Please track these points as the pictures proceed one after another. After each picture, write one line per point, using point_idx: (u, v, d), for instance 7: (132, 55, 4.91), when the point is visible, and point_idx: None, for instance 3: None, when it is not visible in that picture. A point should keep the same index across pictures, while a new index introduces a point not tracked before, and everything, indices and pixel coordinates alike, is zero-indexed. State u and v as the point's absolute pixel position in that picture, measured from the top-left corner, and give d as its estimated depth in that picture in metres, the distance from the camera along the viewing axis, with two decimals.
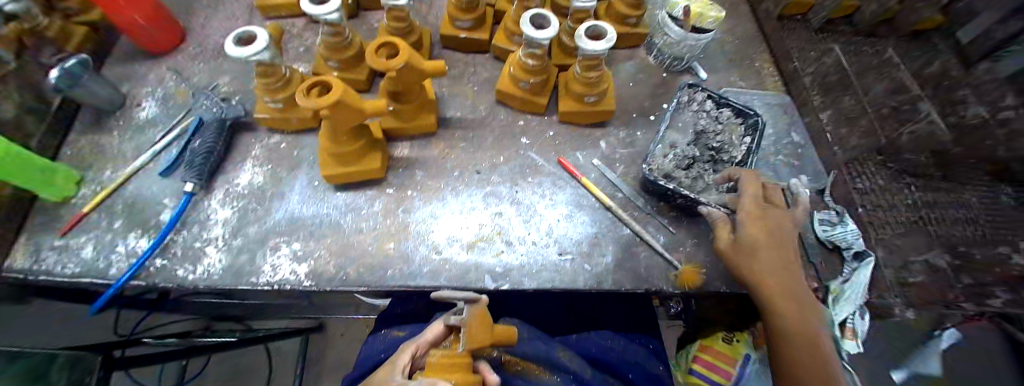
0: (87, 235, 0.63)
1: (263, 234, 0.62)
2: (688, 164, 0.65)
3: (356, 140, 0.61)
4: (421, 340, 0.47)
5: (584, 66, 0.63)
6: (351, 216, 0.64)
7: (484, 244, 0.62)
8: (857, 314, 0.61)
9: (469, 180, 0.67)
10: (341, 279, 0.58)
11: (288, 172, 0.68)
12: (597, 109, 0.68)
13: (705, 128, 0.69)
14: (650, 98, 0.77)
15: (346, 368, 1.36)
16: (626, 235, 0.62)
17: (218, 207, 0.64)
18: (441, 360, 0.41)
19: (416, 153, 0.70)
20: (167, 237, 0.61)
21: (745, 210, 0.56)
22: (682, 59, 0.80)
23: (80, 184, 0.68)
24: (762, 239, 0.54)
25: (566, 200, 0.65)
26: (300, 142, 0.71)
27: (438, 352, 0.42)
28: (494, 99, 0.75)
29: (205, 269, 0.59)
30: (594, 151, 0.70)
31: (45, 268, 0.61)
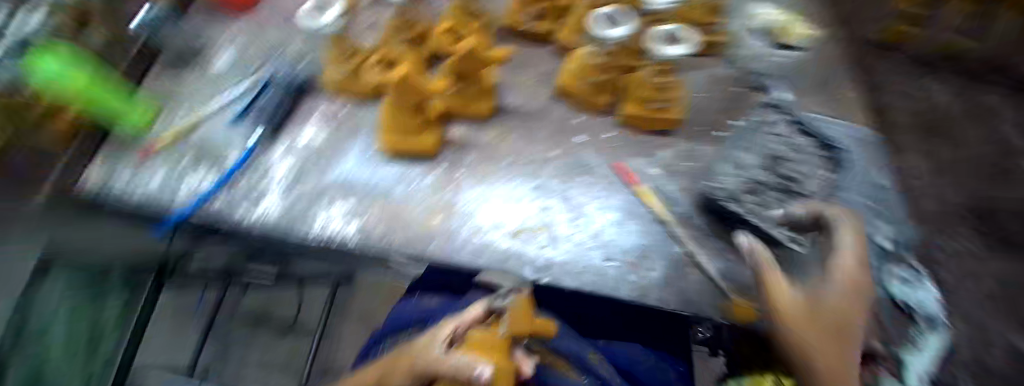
0: (159, 165, 0.67)
1: (319, 189, 0.63)
2: (755, 188, 0.59)
3: (416, 115, 0.64)
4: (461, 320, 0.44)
5: (652, 73, 0.67)
6: (403, 186, 0.64)
7: (528, 235, 0.60)
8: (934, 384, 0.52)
9: (518, 169, 0.66)
10: (385, 243, 0.59)
11: (349, 135, 0.69)
12: (655, 116, 0.66)
13: (781, 152, 0.63)
14: (719, 112, 0.73)
15: None
16: (675, 254, 0.58)
17: (281, 158, 0.67)
18: (481, 340, 0.40)
19: (469, 135, 0.69)
20: (232, 179, 0.65)
21: (842, 266, 0.41)
22: (758, 78, 0.74)
23: (151, 125, 0.73)
24: (846, 305, 0.39)
25: (617, 206, 0.63)
26: (361, 107, 0.72)
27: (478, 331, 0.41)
28: (553, 94, 0.73)
29: (263, 213, 0.61)
30: (652, 160, 0.67)
31: (118, 189, 0.65)
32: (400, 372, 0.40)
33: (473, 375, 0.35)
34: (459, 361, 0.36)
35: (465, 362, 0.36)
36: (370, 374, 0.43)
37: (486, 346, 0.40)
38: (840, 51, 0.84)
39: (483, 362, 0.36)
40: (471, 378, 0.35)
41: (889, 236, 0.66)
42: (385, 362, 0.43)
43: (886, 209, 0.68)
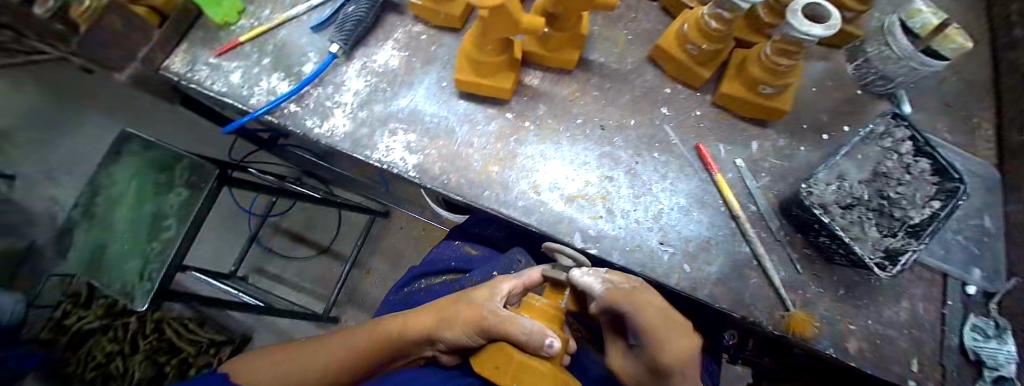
0: (239, 62, 0.69)
1: (385, 116, 0.63)
2: (850, 204, 0.55)
3: (499, 53, 0.57)
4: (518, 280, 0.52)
5: (778, 49, 0.53)
6: (467, 127, 0.62)
7: (585, 202, 0.58)
8: None
9: (589, 133, 0.62)
10: (442, 182, 0.59)
11: (423, 65, 0.67)
12: (766, 104, 0.58)
13: (887, 172, 0.57)
14: (828, 112, 0.65)
15: (399, 255, 1.49)
16: (742, 254, 0.57)
17: (353, 77, 0.66)
18: (543, 310, 0.47)
19: (546, 86, 0.64)
20: (305, 89, 0.64)
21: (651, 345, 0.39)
22: (889, 81, 0.64)
23: (242, 15, 0.73)
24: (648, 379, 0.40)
25: (687, 191, 0.59)
26: (440, 38, 0.69)
27: (541, 300, 0.48)
28: (646, 56, 0.66)
29: (330, 127, 0.62)
30: (740, 149, 0.61)
31: (198, 78, 0.68)
32: (467, 320, 0.47)
33: (542, 344, 0.41)
34: (528, 327, 0.42)
35: (536, 331, 0.41)
36: (432, 314, 0.51)
37: (546, 316, 0.47)
38: (980, 75, 0.74)
39: (551, 333, 0.42)
40: (540, 347, 0.41)
41: (980, 286, 0.61)
42: (448, 303, 0.51)
43: (980, 255, 0.63)
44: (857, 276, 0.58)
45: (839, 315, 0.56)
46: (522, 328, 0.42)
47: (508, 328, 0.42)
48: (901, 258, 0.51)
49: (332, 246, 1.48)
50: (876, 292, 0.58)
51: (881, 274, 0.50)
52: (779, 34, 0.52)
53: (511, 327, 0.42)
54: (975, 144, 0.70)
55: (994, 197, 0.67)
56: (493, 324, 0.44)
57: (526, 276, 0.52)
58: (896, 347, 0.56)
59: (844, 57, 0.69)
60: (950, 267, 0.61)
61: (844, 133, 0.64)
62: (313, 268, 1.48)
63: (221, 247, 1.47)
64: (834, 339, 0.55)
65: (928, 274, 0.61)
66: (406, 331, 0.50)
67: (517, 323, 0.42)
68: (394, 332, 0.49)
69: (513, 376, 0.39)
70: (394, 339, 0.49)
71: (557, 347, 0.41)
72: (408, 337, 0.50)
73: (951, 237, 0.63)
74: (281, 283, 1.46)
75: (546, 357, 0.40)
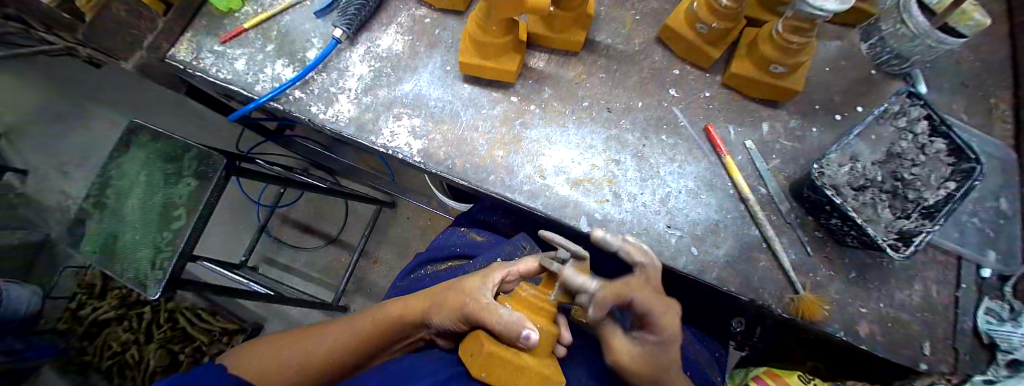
0: (243, 50, 0.69)
1: (389, 101, 0.63)
2: (862, 185, 0.54)
3: (504, 34, 0.56)
4: (512, 267, 0.49)
5: (789, 26, 0.51)
6: (471, 112, 0.62)
7: (591, 186, 0.57)
8: None
9: (595, 116, 0.61)
10: (447, 167, 0.59)
11: (427, 49, 0.66)
12: (778, 84, 0.57)
13: (901, 153, 0.56)
14: (842, 92, 0.64)
15: (406, 245, 1.49)
16: (751, 237, 0.56)
17: (357, 62, 0.66)
18: (528, 303, 0.43)
19: (552, 69, 0.63)
20: (309, 74, 0.64)
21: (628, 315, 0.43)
22: (905, 60, 0.62)
23: (244, 2, 0.72)
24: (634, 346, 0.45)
25: (695, 173, 0.58)
26: (444, 22, 0.68)
27: (528, 289, 0.44)
28: (654, 36, 0.65)
29: (335, 113, 0.63)
30: (750, 131, 0.60)
31: (203, 65, 0.68)
32: (451, 305, 0.46)
33: (519, 334, 0.39)
34: (507, 317, 0.40)
35: (512, 322, 0.40)
36: (427, 297, 0.50)
37: (531, 309, 0.43)
38: (1000, 52, 0.71)
39: (529, 325, 0.40)
40: (517, 338, 0.39)
41: (996, 269, 0.60)
42: (441, 288, 0.50)
43: (997, 237, 0.62)
44: (870, 259, 0.57)
45: (850, 298, 0.56)
46: (499, 316, 0.41)
47: (486, 316, 0.42)
48: (914, 239, 0.51)
49: (340, 236, 1.50)
50: (889, 275, 0.57)
51: (895, 256, 0.50)
52: (791, 11, 0.51)
53: (490, 317, 0.41)
54: (993, 123, 0.68)
55: (1012, 179, 0.65)
56: (473, 310, 0.43)
57: (523, 264, 0.48)
58: (908, 331, 0.56)
59: (858, 36, 0.67)
60: (966, 250, 0.60)
61: (857, 113, 0.62)
62: (321, 259, 1.49)
63: (231, 238, 1.49)
64: (844, 323, 0.55)
65: (941, 256, 0.60)
66: (405, 315, 0.50)
67: (495, 311, 0.41)
68: (393, 314, 0.50)
69: (483, 367, 0.40)
70: (395, 321, 0.50)
71: (535, 338, 0.39)
72: (406, 319, 0.50)
73: (966, 219, 0.62)
74: (290, 273, 1.48)
75: (522, 349, 0.40)
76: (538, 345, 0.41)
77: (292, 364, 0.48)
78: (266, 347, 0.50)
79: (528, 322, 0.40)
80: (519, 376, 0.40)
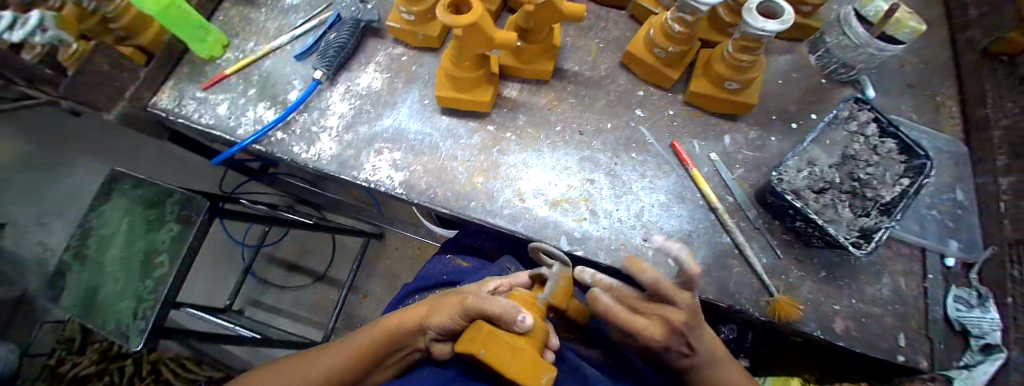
0: (225, 95, 0.71)
1: (370, 137, 0.65)
2: (822, 188, 0.57)
3: (476, 69, 0.59)
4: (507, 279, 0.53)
5: (738, 46, 0.55)
6: (450, 142, 0.64)
7: (568, 206, 0.60)
8: None
9: (568, 139, 0.64)
10: (429, 196, 0.61)
11: (404, 85, 0.69)
12: (736, 98, 0.61)
13: (855, 155, 0.60)
14: (796, 102, 0.68)
15: (397, 276, 1.49)
16: (723, 244, 0.58)
17: (338, 101, 0.68)
18: (525, 297, 0.44)
19: (524, 97, 0.67)
20: (291, 115, 0.67)
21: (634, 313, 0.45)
22: (851, 69, 0.67)
23: (226, 49, 0.75)
24: None
25: (666, 187, 0.61)
26: (420, 59, 0.72)
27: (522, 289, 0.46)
28: (619, 62, 0.69)
29: (317, 152, 0.65)
30: (714, 144, 0.63)
31: (186, 112, 0.70)
32: (453, 305, 0.47)
33: (515, 320, 0.39)
34: (505, 303, 0.40)
35: (511, 306, 0.40)
36: (425, 305, 0.52)
37: (527, 303, 0.44)
38: (939, 55, 0.77)
39: (525, 311, 0.40)
40: (512, 323, 0.39)
41: (958, 258, 0.64)
42: (440, 296, 0.52)
43: (955, 227, 0.65)
44: (838, 257, 0.60)
45: (823, 297, 0.58)
46: (497, 302, 0.40)
47: (485, 304, 0.41)
48: (874, 235, 0.54)
49: (329, 272, 1.49)
50: (857, 272, 0.60)
51: (857, 253, 0.52)
52: (738, 32, 0.55)
53: (488, 303, 0.41)
54: (941, 121, 0.73)
55: (964, 172, 0.69)
56: (473, 304, 0.43)
57: (517, 277, 0.53)
58: (881, 324, 0.58)
59: (806, 49, 0.72)
60: (928, 241, 0.63)
61: (811, 120, 0.67)
62: (310, 295, 1.47)
63: (216, 282, 1.46)
64: (820, 322, 0.57)
65: (906, 250, 0.63)
66: (402, 323, 0.51)
67: (493, 298, 0.41)
68: (391, 322, 0.51)
69: (481, 344, 0.38)
70: (392, 329, 0.51)
71: (530, 324, 0.39)
72: (404, 328, 0.51)
73: (925, 213, 0.65)
74: (279, 313, 1.46)
75: (517, 332, 0.39)
76: (531, 333, 0.40)
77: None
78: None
79: (523, 309, 0.40)
80: (512, 361, 0.36)
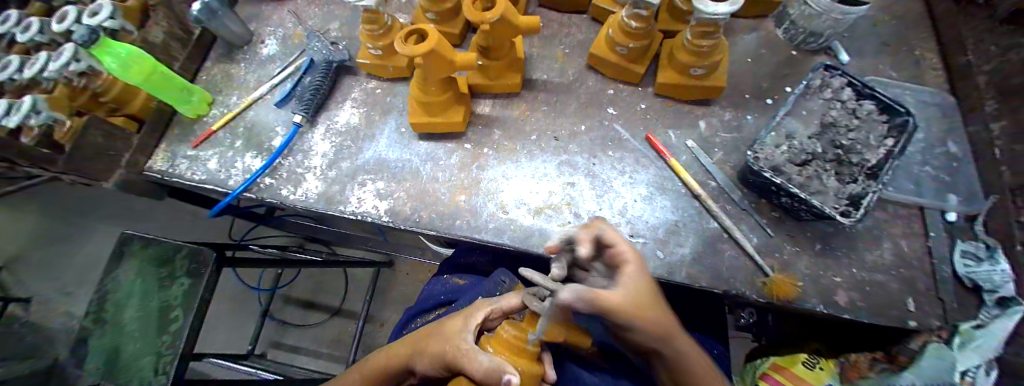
0: (214, 150, 0.74)
1: (353, 170, 0.67)
2: (804, 160, 0.57)
3: (443, 92, 0.61)
4: (497, 306, 0.49)
5: (697, 32, 0.56)
6: (430, 165, 0.66)
7: (552, 212, 0.60)
8: (979, 369, 0.54)
9: (545, 146, 0.64)
10: (415, 220, 0.62)
11: (381, 116, 0.71)
12: (702, 83, 0.61)
13: (835, 121, 0.59)
14: (768, 77, 0.68)
15: (410, 302, 1.49)
16: (712, 230, 0.58)
17: (319, 140, 0.70)
18: (512, 343, 0.45)
19: (498, 112, 0.68)
20: (277, 161, 0.69)
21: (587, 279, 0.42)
22: (819, 36, 0.67)
23: (211, 106, 0.78)
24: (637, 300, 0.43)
25: (648, 180, 0.61)
26: (393, 89, 0.74)
27: (509, 330, 0.45)
28: (585, 64, 0.70)
29: (304, 192, 0.66)
30: (690, 131, 0.63)
31: (179, 171, 0.73)
32: (433, 353, 0.47)
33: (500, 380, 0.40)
34: (487, 362, 0.42)
35: (492, 369, 0.41)
36: (407, 345, 0.51)
37: (514, 349, 0.44)
38: (911, 10, 0.76)
39: (509, 369, 0.41)
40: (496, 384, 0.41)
41: (959, 212, 0.62)
42: (422, 334, 0.50)
43: (950, 181, 0.64)
44: (833, 228, 0.59)
45: (822, 271, 0.57)
46: (480, 364, 0.42)
47: (466, 363, 0.43)
48: (862, 201, 0.53)
49: (343, 305, 1.50)
50: (855, 240, 0.59)
51: (846, 221, 0.51)
52: (695, 18, 0.56)
53: (469, 363, 0.43)
54: (922, 75, 0.72)
55: (953, 123, 0.68)
56: (455, 359, 0.44)
57: (507, 302, 0.49)
58: (887, 291, 0.56)
59: (772, 24, 0.72)
60: (923, 199, 0.62)
61: (786, 94, 0.66)
62: (328, 332, 1.49)
63: (236, 329, 1.49)
64: (822, 297, 0.55)
65: (902, 211, 0.62)
66: (388, 366, 0.51)
67: (475, 357, 0.43)
68: (375, 365, 0.51)
69: None
70: (376, 373, 0.51)
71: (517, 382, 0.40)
72: (388, 369, 0.50)
73: (917, 171, 0.64)
74: (299, 353, 1.47)
75: None
76: None
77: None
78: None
79: (507, 367, 0.41)
80: None
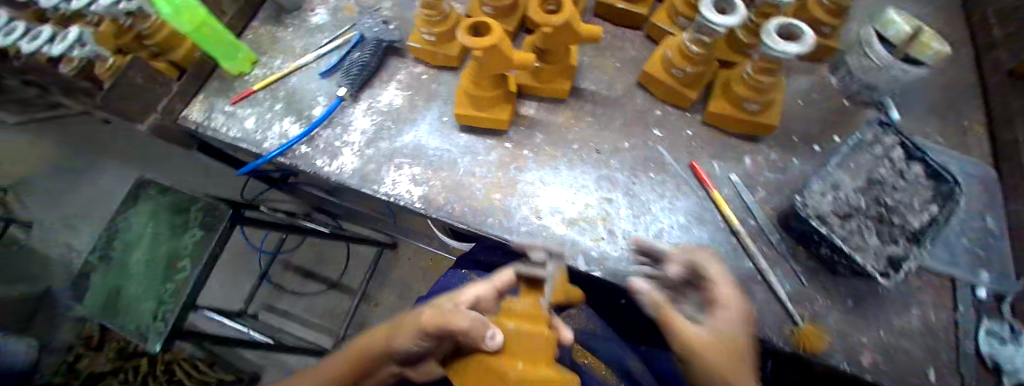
0: (252, 109, 0.73)
1: (391, 151, 0.66)
2: (847, 214, 0.56)
3: (495, 88, 0.61)
4: (491, 283, 0.48)
5: (759, 68, 0.55)
6: (468, 158, 0.65)
7: (586, 225, 0.59)
8: None
9: (586, 157, 0.64)
10: (447, 212, 0.61)
11: (425, 102, 0.71)
12: (755, 119, 0.61)
13: (881, 179, 0.59)
14: (818, 124, 0.67)
15: (409, 286, 1.49)
16: (744, 269, 0.57)
17: (360, 116, 0.70)
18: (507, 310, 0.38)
19: (542, 116, 0.67)
20: (315, 130, 0.69)
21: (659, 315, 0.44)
22: (875, 90, 0.66)
23: (254, 65, 0.78)
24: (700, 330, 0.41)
25: (685, 208, 0.60)
26: (441, 77, 0.73)
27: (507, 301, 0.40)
28: (636, 81, 0.69)
29: (338, 166, 0.66)
30: (734, 165, 0.63)
31: (214, 125, 0.73)
32: (417, 322, 0.42)
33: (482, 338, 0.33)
34: (468, 316, 0.36)
35: (475, 321, 0.34)
36: (393, 322, 0.47)
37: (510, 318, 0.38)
38: (965, 79, 0.76)
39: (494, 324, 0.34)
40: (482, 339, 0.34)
41: (989, 289, 0.61)
42: (409, 312, 0.47)
43: (988, 257, 0.63)
44: (864, 285, 0.58)
45: (848, 326, 0.56)
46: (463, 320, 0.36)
47: (450, 324, 0.37)
48: (903, 265, 0.52)
49: (342, 280, 1.50)
50: (884, 300, 0.58)
51: (883, 281, 0.51)
52: (759, 54, 0.55)
53: (453, 323, 0.37)
54: (969, 145, 0.71)
55: (995, 198, 0.67)
56: (440, 323, 0.40)
57: (500, 279, 0.48)
58: (910, 357, 0.56)
59: (826, 71, 0.72)
60: (956, 270, 0.61)
61: (834, 143, 0.66)
62: (322, 304, 1.49)
63: (234, 287, 1.49)
64: (844, 351, 0.55)
65: (934, 279, 0.61)
66: (371, 342, 0.47)
67: (458, 317, 0.37)
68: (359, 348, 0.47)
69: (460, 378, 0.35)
70: (361, 355, 0.47)
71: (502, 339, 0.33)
72: (374, 352, 0.46)
73: (954, 241, 0.63)
74: (291, 320, 1.47)
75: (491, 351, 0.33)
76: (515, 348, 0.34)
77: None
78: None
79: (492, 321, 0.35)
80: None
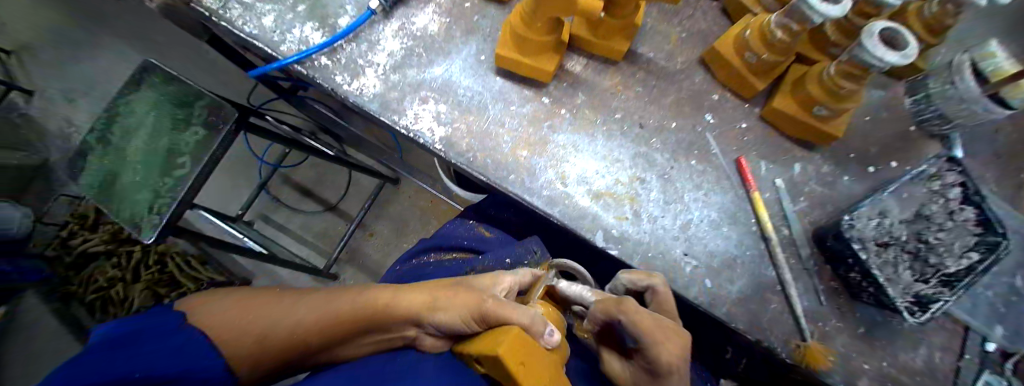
0: (272, 6, 0.66)
1: (418, 82, 0.61)
2: (887, 242, 0.53)
3: (546, 34, 0.55)
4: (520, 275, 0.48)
5: (841, 71, 0.50)
6: (500, 106, 0.60)
7: (612, 201, 0.56)
8: None
9: (627, 130, 0.59)
10: (468, 159, 0.57)
11: (462, 35, 0.64)
12: (819, 126, 0.56)
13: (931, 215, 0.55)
14: (879, 145, 0.62)
15: (404, 224, 1.47)
16: (766, 277, 0.55)
17: (390, 37, 0.63)
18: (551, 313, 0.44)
19: (589, 75, 0.61)
20: (338, 42, 0.62)
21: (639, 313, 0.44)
22: (948, 122, 0.60)
23: None
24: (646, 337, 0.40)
25: (719, 204, 0.57)
26: (485, 10, 0.66)
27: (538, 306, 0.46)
28: (698, 57, 0.63)
29: (359, 86, 0.60)
30: (781, 170, 0.59)
31: (229, 16, 0.65)
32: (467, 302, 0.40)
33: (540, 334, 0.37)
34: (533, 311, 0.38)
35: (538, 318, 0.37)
36: (426, 294, 0.43)
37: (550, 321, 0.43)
38: None
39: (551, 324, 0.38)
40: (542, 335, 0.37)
41: (1000, 345, 0.58)
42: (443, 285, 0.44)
43: (1007, 312, 0.60)
44: (881, 316, 0.56)
45: (855, 353, 0.54)
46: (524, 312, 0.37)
47: (505, 310, 0.37)
48: (932, 306, 0.50)
49: (338, 205, 1.48)
50: (898, 335, 0.56)
51: (909, 318, 0.49)
52: (847, 55, 0.49)
53: (511, 312, 0.37)
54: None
55: None
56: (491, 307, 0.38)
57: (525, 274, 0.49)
58: None
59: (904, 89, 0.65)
60: (978, 320, 0.59)
61: (892, 168, 0.61)
62: (317, 224, 1.48)
63: (230, 191, 1.47)
64: (846, 377, 0.53)
65: (951, 324, 0.59)
66: (393, 303, 0.42)
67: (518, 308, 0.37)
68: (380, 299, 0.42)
69: (509, 344, 0.30)
70: (377, 310, 0.42)
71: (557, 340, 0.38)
72: (389, 310, 0.42)
73: (981, 291, 0.60)
74: (284, 233, 1.47)
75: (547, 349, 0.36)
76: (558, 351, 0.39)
77: (243, 353, 0.41)
78: (229, 318, 0.42)
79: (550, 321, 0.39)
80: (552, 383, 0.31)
